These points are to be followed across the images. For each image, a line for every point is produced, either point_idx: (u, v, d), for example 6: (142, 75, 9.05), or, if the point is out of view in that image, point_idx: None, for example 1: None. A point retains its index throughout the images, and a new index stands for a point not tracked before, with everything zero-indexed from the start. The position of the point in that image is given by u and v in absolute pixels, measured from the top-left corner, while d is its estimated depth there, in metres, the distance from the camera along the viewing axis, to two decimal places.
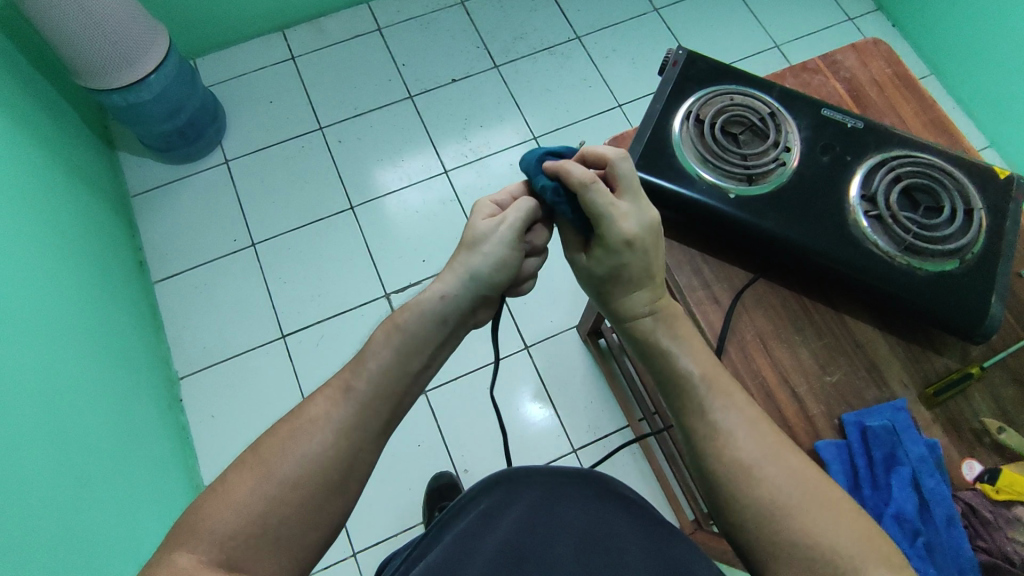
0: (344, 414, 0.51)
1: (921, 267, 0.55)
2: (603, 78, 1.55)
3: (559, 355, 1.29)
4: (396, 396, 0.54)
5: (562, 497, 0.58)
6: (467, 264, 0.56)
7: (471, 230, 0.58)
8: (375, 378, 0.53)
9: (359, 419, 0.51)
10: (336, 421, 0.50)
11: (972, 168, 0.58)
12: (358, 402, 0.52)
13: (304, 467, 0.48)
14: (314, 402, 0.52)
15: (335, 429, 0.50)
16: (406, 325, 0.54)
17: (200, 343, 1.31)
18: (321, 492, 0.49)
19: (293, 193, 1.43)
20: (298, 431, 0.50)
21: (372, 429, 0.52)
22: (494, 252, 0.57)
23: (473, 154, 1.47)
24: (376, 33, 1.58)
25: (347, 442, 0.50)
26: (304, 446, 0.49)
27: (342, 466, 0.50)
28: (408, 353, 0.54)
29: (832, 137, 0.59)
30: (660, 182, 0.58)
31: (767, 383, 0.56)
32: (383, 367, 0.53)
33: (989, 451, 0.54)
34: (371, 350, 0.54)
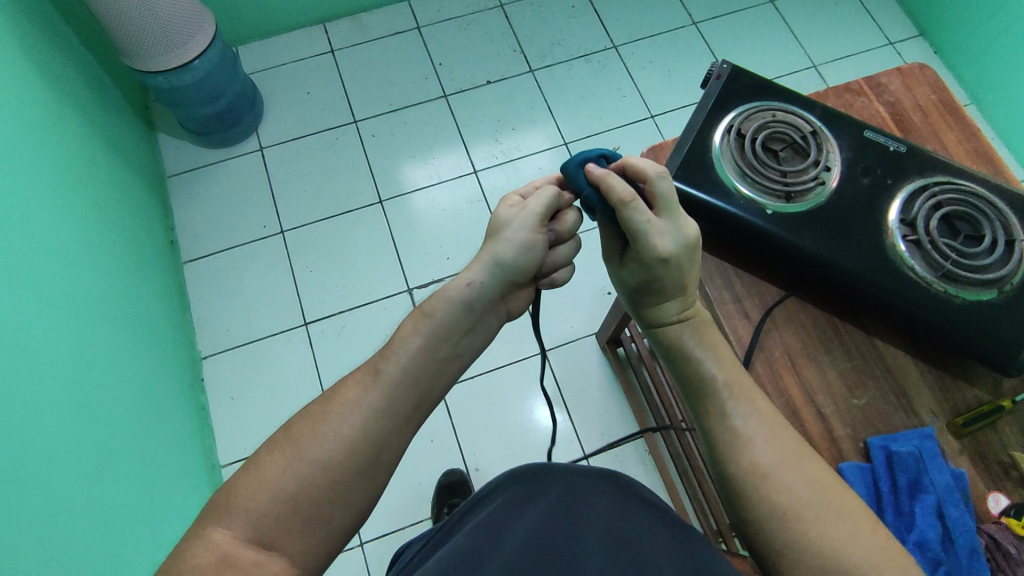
0: (377, 399, 0.51)
1: (958, 295, 0.54)
2: (637, 89, 1.55)
3: (577, 361, 1.29)
4: (427, 382, 0.54)
5: (582, 497, 0.58)
6: (493, 252, 0.57)
7: (496, 221, 0.60)
8: (408, 364, 0.53)
9: (390, 402, 0.52)
10: (367, 405, 0.51)
11: (1016, 200, 0.58)
12: (390, 385, 0.52)
13: (337, 448, 0.49)
14: (346, 386, 0.52)
15: (366, 411, 0.51)
16: (437, 312, 0.55)
17: (224, 325, 1.33)
18: (353, 473, 0.49)
19: (324, 184, 1.45)
20: (330, 414, 0.51)
21: (405, 413, 0.52)
22: (517, 237, 0.57)
23: (503, 156, 1.48)
24: (415, 31, 1.60)
25: (379, 426, 0.51)
26: (336, 428, 0.50)
27: (372, 447, 0.50)
28: (439, 339, 0.55)
29: (874, 159, 0.59)
30: (697, 194, 0.58)
31: (793, 401, 0.56)
32: (417, 354, 0.54)
33: (1016, 485, 0.54)
34: (405, 336, 0.55)
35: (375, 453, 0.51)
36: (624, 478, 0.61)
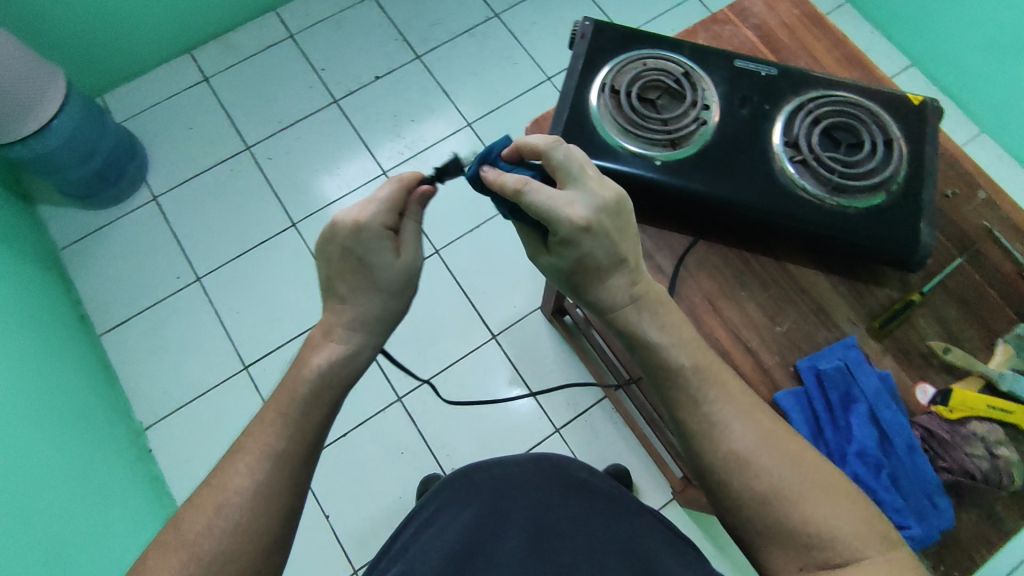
0: (265, 477, 0.51)
1: (850, 204, 0.55)
2: (527, 53, 1.52)
3: (527, 339, 1.28)
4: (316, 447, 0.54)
5: (506, 495, 0.63)
6: (383, 308, 0.56)
7: (382, 267, 0.55)
8: (293, 431, 0.53)
9: (282, 476, 0.51)
10: (256, 484, 0.50)
11: (886, 99, 0.59)
12: (278, 460, 0.52)
13: (230, 538, 0.49)
14: (233, 463, 0.51)
15: (258, 491, 0.50)
16: (328, 372, 0.55)
17: (161, 389, 1.26)
18: (249, 556, 0.49)
19: (230, 220, 1.38)
20: (220, 501, 0.50)
21: (295, 482, 0.52)
22: (410, 292, 0.57)
23: (409, 150, 1.44)
24: (288, 40, 1.53)
25: (275, 503, 0.51)
26: (226, 516, 0.49)
27: (268, 525, 0.50)
28: (331, 403, 0.55)
29: (748, 88, 0.59)
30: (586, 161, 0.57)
31: (721, 342, 0.57)
32: (310, 415, 0.54)
33: (940, 372, 0.56)
34: (284, 397, 0.54)
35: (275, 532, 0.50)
36: (554, 461, 0.66)
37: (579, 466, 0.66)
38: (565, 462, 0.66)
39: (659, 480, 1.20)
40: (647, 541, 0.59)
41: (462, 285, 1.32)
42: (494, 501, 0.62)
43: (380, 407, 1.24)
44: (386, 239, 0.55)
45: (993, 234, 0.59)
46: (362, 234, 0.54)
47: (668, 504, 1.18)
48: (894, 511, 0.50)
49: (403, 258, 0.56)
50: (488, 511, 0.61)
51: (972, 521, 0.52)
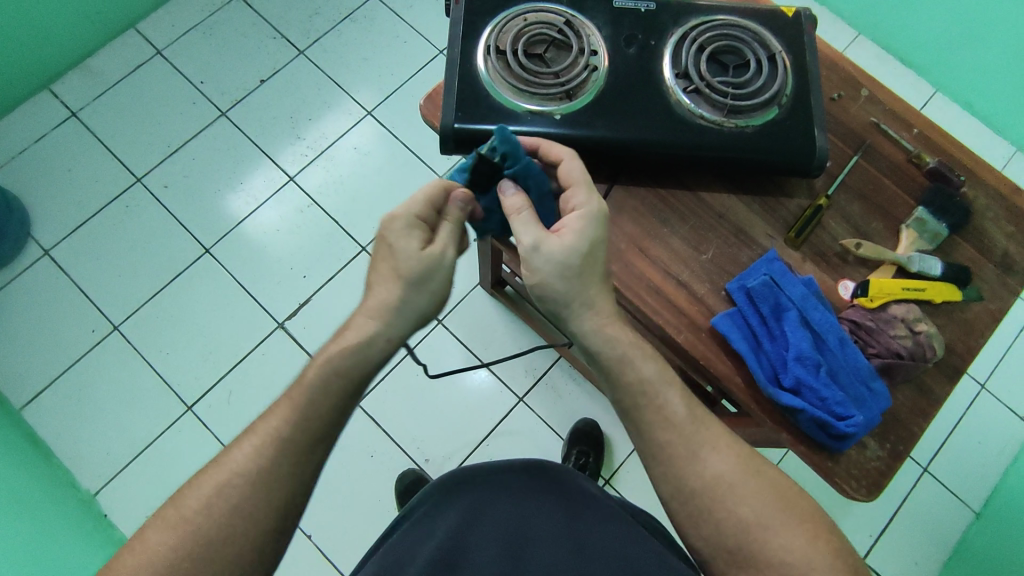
0: (246, 498, 0.50)
1: (747, 124, 0.57)
2: (415, 30, 1.47)
3: (474, 318, 1.28)
4: (302, 473, 0.52)
5: (492, 500, 0.65)
6: (410, 299, 0.52)
7: (401, 257, 0.51)
8: (304, 423, 0.52)
9: (284, 467, 0.51)
10: (234, 505, 0.50)
11: (763, 15, 0.60)
12: (261, 481, 0.51)
13: (230, 521, 0.50)
14: (241, 442, 0.52)
15: (262, 478, 0.51)
16: (345, 362, 0.52)
17: (102, 450, 1.19)
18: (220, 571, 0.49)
19: (137, 259, 1.29)
20: (226, 480, 0.50)
21: (297, 475, 0.52)
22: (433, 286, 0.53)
23: (313, 150, 1.38)
24: (157, 57, 1.42)
25: (254, 522, 0.50)
26: (228, 499, 0.50)
27: (245, 545, 0.50)
28: (319, 426, 0.53)
29: (631, 26, 0.59)
30: (487, 128, 0.55)
31: (654, 282, 0.57)
32: (323, 410, 0.53)
33: (857, 267, 0.58)
34: (301, 385, 0.53)
35: (273, 525, 0.51)
36: (553, 471, 0.69)
37: (573, 475, 0.69)
38: (556, 469, 0.69)
39: (627, 425, 1.23)
40: (629, 537, 0.60)
41: None
42: (480, 505, 0.64)
43: None
44: (411, 229, 0.52)
45: (880, 127, 0.63)
46: (391, 222, 0.52)
47: None
48: (839, 404, 0.52)
49: (430, 251, 0.52)
50: (473, 514, 0.63)
51: (909, 399, 0.55)
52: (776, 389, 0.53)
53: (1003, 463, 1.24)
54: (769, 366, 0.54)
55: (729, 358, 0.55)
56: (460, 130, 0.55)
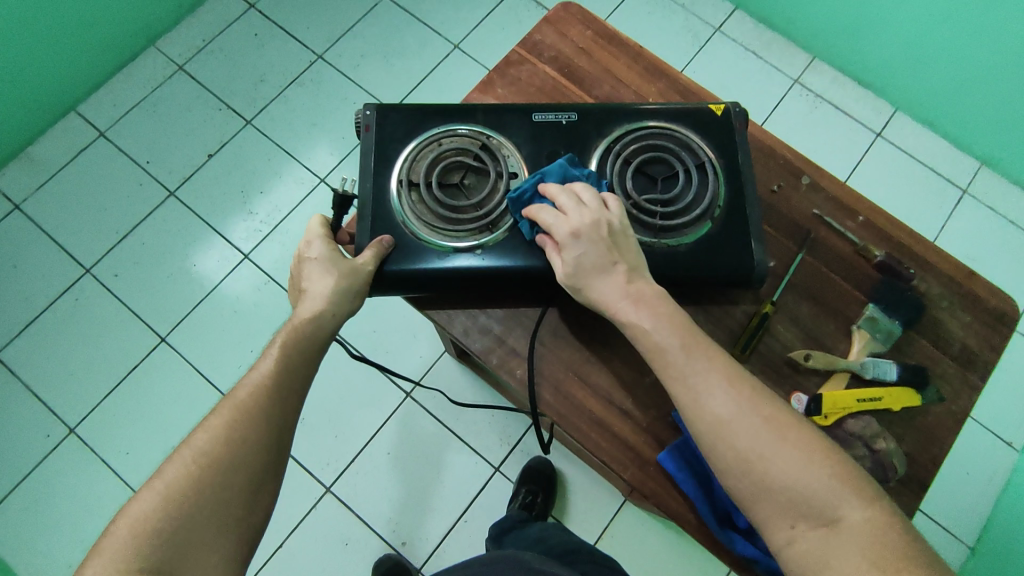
0: (235, 432, 0.45)
1: (680, 242, 0.53)
2: (364, 90, 1.44)
3: (443, 387, 1.24)
4: (286, 404, 0.48)
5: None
6: (343, 284, 0.51)
7: (319, 255, 0.52)
8: (268, 409, 0.47)
9: (252, 461, 0.45)
10: (226, 439, 0.45)
11: (692, 117, 0.57)
12: (251, 413, 0.46)
13: (194, 523, 0.43)
14: (195, 436, 0.45)
15: (227, 472, 0.44)
16: (300, 340, 0.49)
17: (64, 561, 1.14)
18: (218, 513, 0.43)
19: (90, 354, 1.25)
20: (188, 474, 0.44)
21: (264, 471, 0.46)
22: (365, 271, 0.51)
23: (266, 224, 1.34)
24: (100, 138, 1.38)
25: (248, 454, 0.45)
26: (189, 500, 0.43)
27: (244, 477, 0.44)
28: (299, 364, 0.49)
29: (552, 142, 0.56)
30: (407, 269, 0.53)
31: (595, 413, 0.54)
32: (305, 352, 0.49)
33: (809, 376, 0.55)
34: (257, 375, 0.48)
35: (239, 532, 0.44)
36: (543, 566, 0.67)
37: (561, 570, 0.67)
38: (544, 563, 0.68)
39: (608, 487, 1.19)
40: None
41: (361, 351, 1.25)
42: None
43: (311, 503, 1.17)
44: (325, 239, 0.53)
45: (824, 219, 0.59)
46: (304, 237, 0.53)
47: (622, 508, 1.18)
48: None
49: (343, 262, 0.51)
50: None
51: None
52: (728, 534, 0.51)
53: (993, 493, 1.21)
54: (721, 505, 0.52)
55: (679, 494, 0.53)
56: (379, 272, 0.53)
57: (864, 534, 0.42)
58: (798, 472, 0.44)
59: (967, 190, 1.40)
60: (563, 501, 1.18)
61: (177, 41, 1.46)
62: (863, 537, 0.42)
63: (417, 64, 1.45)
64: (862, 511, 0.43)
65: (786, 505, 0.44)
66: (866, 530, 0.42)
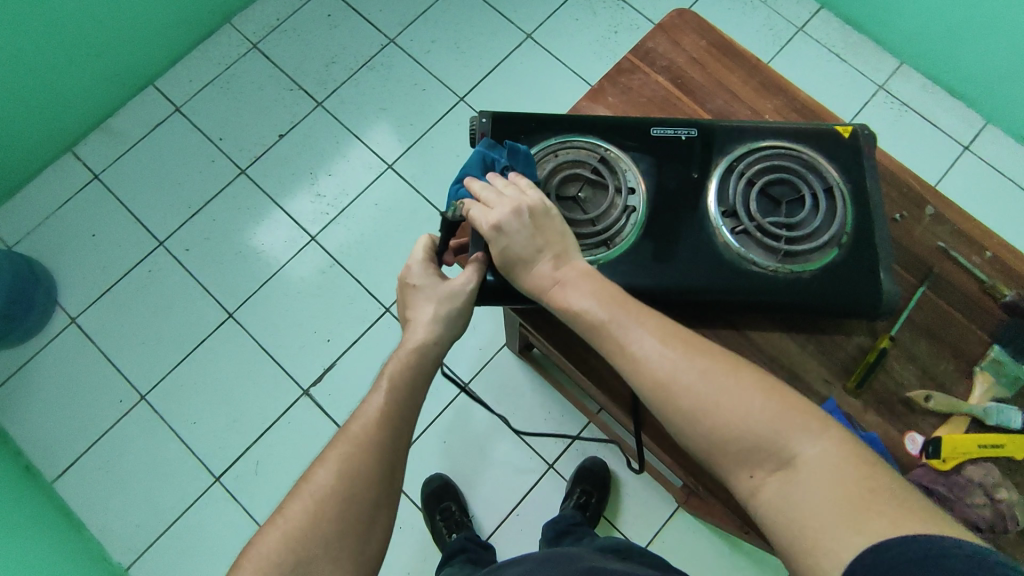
0: (350, 469, 0.46)
1: (804, 269, 0.52)
2: (434, 76, 1.43)
3: (501, 381, 1.24)
4: (398, 439, 0.48)
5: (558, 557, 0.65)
6: (441, 312, 0.52)
7: (421, 280, 0.53)
8: (380, 442, 0.47)
9: (367, 493, 0.46)
10: (343, 475, 0.45)
11: (818, 138, 0.55)
12: (365, 449, 0.46)
13: (315, 555, 0.43)
14: (313, 471, 0.46)
15: (343, 503, 0.45)
16: (409, 369, 0.50)
17: (132, 524, 1.18)
18: (337, 549, 0.44)
19: (161, 325, 1.29)
20: (311, 508, 0.45)
21: (380, 502, 0.46)
22: (466, 291, 0.53)
23: (333, 208, 1.35)
24: (175, 114, 1.40)
25: (366, 491, 0.46)
26: (309, 532, 0.44)
27: (361, 513, 0.45)
28: (408, 399, 0.49)
29: (672, 159, 0.54)
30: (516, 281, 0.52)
31: None
32: (414, 388, 0.50)
33: (926, 417, 0.53)
34: (370, 409, 0.48)
35: (357, 562, 0.44)
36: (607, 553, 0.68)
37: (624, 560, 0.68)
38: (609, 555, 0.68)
39: (663, 493, 1.18)
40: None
41: None
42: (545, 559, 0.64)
43: None
44: (428, 264, 0.54)
45: (949, 253, 0.57)
46: (406, 262, 0.54)
47: (674, 514, 1.17)
48: None
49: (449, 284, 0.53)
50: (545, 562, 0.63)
51: None
52: None
53: None
54: None
55: None
56: None
57: (819, 466, 0.40)
58: (746, 412, 0.43)
59: None
60: (616, 504, 1.18)
61: (252, 18, 1.47)
62: (818, 470, 0.40)
63: (487, 52, 1.44)
64: (812, 445, 0.41)
65: (738, 455, 0.42)
66: (820, 464, 0.40)
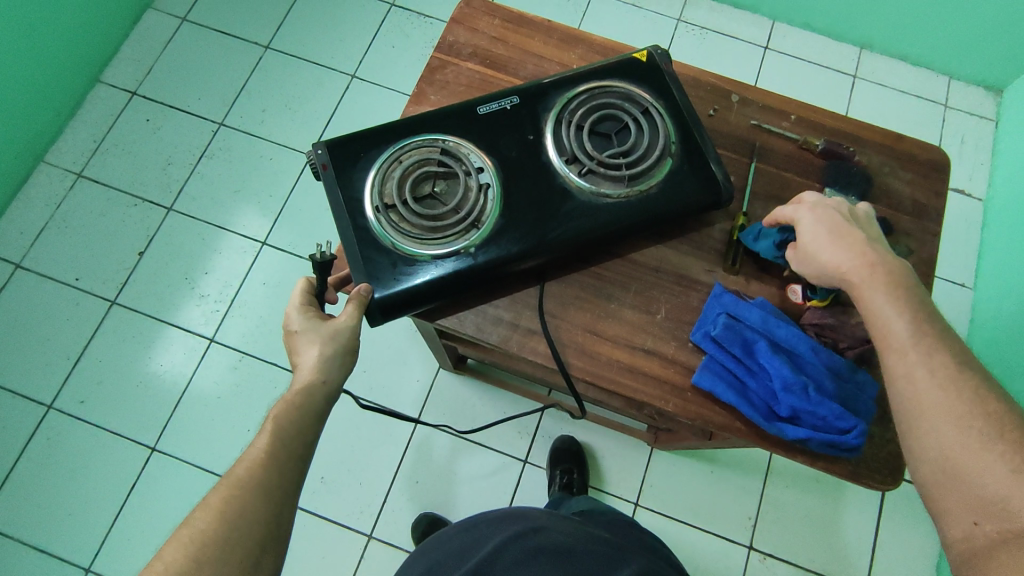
0: (235, 507, 0.44)
1: (650, 185, 0.57)
2: (277, 143, 1.41)
3: (449, 402, 1.24)
4: (287, 476, 0.47)
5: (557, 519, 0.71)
6: (326, 352, 0.52)
7: (301, 325, 0.53)
8: (264, 482, 0.46)
9: (249, 536, 0.44)
10: (226, 515, 0.44)
11: (622, 68, 0.60)
12: (250, 488, 0.45)
13: None
14: (192, 515, 0.44)
15: (225, 546, 0.43)
16: (292, 411, 0.49)
17: None
18: None
19: (83, 488, 1.19)
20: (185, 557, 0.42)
21: (267, 542, 0.45)
22: (345, 328, 0.53)
23: (222, 302, 1.30)
24: (18, 271, 1.31)
25: (253, 529, 0.44)
26: None
27: (248, 551, 0.44)
28: (294, 440, 0.49)
29: (506, 129, 0.58)
30: (406, 289, 0.53)
31: (624, 361, 0.57)
32: (302, 427, 0.49)
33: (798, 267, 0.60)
34: (254, 451, 0.47)
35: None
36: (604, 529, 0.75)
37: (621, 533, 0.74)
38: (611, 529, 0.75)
39: (634, 442, 1.22)
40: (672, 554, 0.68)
41: (358, 393, 1.24)
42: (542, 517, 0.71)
43: (358, 556, 1.15)
44: (306, 309, 0.54)
45: (762, 127, 0.64)
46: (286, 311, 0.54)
47: (653, 456, 1.21)
48: (839, 419, 0.52)
49: (328, 325, 0.53)
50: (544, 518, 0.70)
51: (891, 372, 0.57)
52: (776, 424, 0.53)
53: (963, 336, 1.32)
54: (760, 402, 0.54)
55: (721, 408, 0.55)
56: (380, 300, 0.53)
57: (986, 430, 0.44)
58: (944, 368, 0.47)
59: (857, 75, 1.51)
60: (597, 470, 1.20)
61: (68, 149, 1.40)
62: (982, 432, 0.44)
63: (320, 104, 1.44)
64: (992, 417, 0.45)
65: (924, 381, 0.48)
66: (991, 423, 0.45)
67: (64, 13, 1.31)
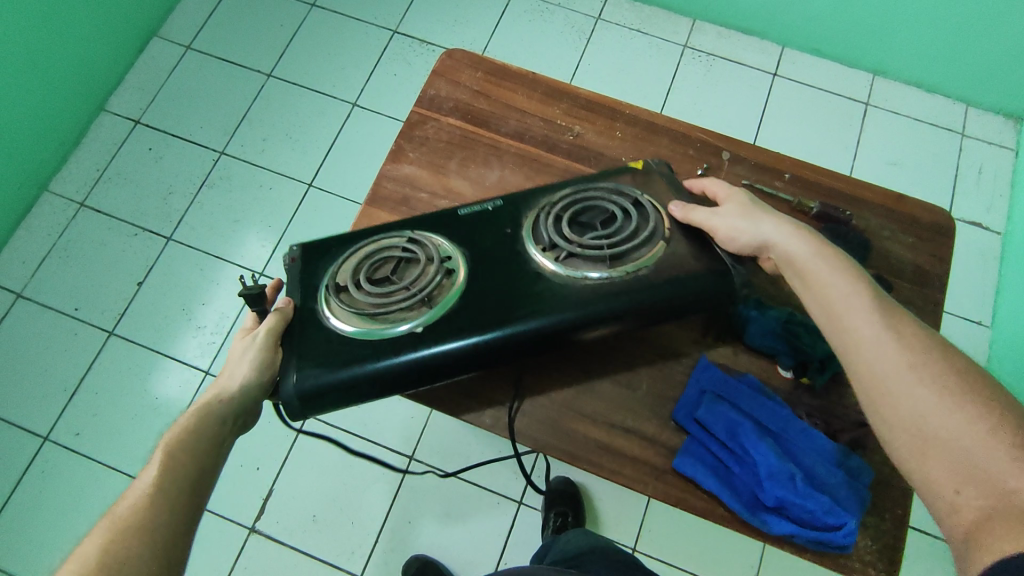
0: (151, 495, 0.44)
1: (638, 268, 0.58)
2: (277, 172, 1.41)
3: (443, 440, 1.21)
4: (202, 464, 0.47)
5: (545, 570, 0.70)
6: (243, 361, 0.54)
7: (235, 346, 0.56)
8: (177, 470, 0.46)
9: (166, 517, 0.43)
10: (141, 504, 0.43)
11: (618, 174, 0.64)
12: (162, 476, 0.45)
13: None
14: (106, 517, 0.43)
15: (141, 528, 0.42)
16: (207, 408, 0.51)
17: None
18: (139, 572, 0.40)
19: (75, 522, 1.18)
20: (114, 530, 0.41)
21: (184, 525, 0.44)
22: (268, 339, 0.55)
23: (218, 334, 1.29)
24: (19, 300, 1.31)
25: (167, 512, 0.43)
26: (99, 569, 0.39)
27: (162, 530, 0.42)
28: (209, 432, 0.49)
29: (483, 225, 0.61)
30: (341, 371, 0.54)
31: (601, 440, 0.58)
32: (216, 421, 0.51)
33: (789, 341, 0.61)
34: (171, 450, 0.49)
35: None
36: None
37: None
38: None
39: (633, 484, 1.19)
40: None
41: (352, 429, 1.22)
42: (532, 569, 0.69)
43: None
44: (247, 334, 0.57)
45: (755, 188, 0.64)
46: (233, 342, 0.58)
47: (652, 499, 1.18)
48: (825, 514, 0.53)
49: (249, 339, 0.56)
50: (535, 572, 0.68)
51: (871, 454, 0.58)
52: (761, 516, 0.54)
53: None
54: (744, 489, 0.56)
55: (705, 495, 0.56)
56: (308, 380, 0.54)
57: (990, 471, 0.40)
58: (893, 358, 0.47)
59: (870, 102, 1.47)
60: (594, 513, 1.17)
61: (71, 178, 1.41)
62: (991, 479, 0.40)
63: (321, 132, 1.44)
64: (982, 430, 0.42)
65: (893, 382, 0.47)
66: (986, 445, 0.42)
67: (72, 45, 1.33)
